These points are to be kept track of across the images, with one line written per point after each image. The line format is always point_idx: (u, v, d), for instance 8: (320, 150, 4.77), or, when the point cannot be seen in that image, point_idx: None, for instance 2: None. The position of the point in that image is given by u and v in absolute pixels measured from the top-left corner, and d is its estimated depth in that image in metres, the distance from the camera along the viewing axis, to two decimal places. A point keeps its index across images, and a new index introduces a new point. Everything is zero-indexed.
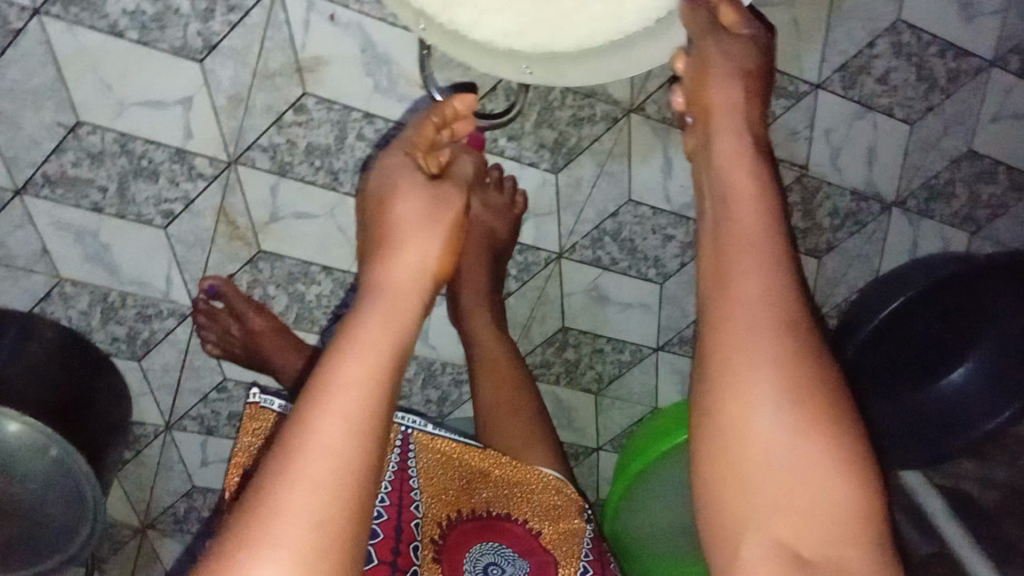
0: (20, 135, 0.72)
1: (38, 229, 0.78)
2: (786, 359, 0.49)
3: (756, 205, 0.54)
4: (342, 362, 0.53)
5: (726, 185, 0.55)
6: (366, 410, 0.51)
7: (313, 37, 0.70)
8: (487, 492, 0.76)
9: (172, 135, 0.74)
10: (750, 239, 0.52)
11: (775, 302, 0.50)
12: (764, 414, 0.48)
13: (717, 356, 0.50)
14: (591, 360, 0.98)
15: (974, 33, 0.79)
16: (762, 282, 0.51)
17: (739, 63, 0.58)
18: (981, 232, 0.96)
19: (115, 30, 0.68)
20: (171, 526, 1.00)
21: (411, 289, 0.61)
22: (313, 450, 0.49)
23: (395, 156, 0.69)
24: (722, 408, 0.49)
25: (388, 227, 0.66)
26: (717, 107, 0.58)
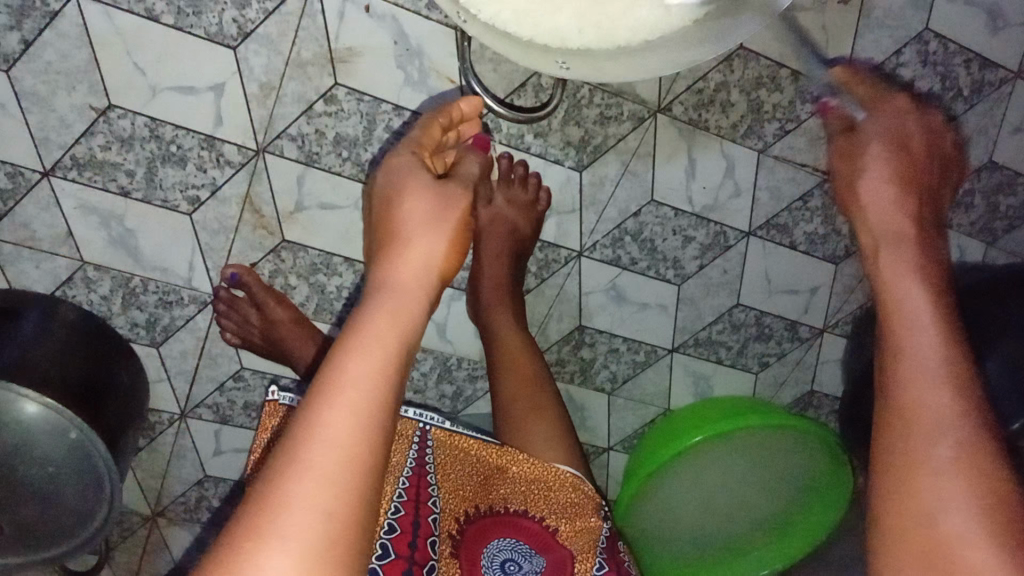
0: (51, 116, 0.72)
1: (63, 211, 0.78)
2: (958, 409, 0.46)
3: (913, 278, 0.53)
4: (348, 355, 0.51)
5: (891, 254, 0.56)
6: (375, 405, 0.49)
7: (348, 27, 0.71)
8: (506, 487, 0.76)
9: (202, 120, 0.74)
10: (915, 303, 0.51)
11: (945, 362, 0.48)
12: (938, 461, 0.45)
13: (894, 411, 0.49)
14: (606, 360, 0.98)
15: (998, 44, 0.81)
16: (929, 334, 0.50)
17: (892, 143, 0.61)
18: (997, 243, 0.96)
19: (151, 14, 0.68)
20: (181, 515, 1.00)
21: (414, 287, 0.60)
22: (319, 440, 0.46)
23: (402, 154, 0.69)
24: (895, 467, 0.47)
25: (394, 227, 0.65)
26: (868, 178, 0.61)
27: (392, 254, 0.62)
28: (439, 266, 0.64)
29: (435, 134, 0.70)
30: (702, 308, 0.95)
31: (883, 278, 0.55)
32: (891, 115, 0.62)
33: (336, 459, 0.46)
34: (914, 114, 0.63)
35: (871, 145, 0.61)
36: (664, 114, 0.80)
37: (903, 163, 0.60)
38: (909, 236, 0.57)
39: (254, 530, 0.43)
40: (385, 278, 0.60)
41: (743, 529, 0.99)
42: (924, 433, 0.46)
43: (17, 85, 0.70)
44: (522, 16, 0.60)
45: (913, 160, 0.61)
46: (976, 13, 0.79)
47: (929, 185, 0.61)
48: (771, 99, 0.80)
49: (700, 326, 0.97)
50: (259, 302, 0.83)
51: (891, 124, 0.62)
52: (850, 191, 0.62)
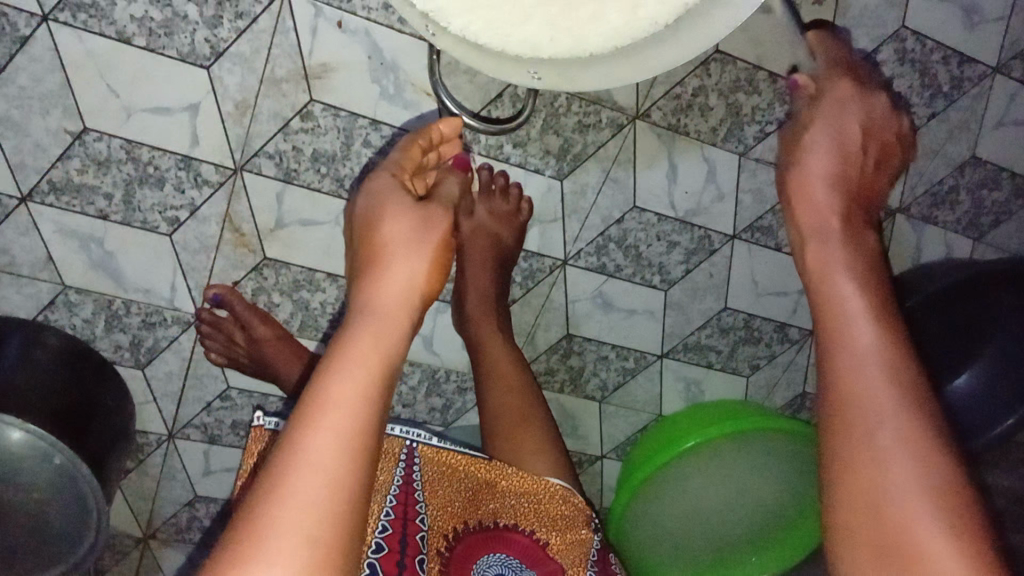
0: (27, 141, 0.72)
1: (42, 235, 0.77)
2: (910, 410, 0.49)
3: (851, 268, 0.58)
4: (330, 380, 0.52)
5: (817, 242, 0.61)
6: (355, 427, 0.50)
7: (321, 43, 0.71)
8: (494, 503, 0.75)
9: (178, 141, 0.74)
10: (848, 295, 0.55)
11: (882, 351, 0.51)
12: (891, 452, 0.47)
13: (836, 394, 0.51)
14: (595, 368, 0.98)
15: (976, 40, 0.81)
16: (866, 326, 0.53)
17: (835, 129, 0.65)
18: (983, 239, 0.96)
19: (123, 36, 0.68)
20: (173, 536, 0.99)
21: (399, 308, 0.61)
22: (301, 464, 0.48)
23: (382, 176, 0.69)
24: (849, 449, 0.49)
25: (376, 248, 0.65)
26: (809, 161, 0.65)
27: (377, 274, 0.63)
28: (423, 285, 0.65)
29: (415, 157, 0.70)
30: (690, 313, 0.95)
31: (814, 263, 0.60)
32: (835, 109, 0.66)
33: (320, 478, 0.47)
34: (858, 99, 0.67)
35: (813, 134, 0.66)
36: (643, 120, 0.80)
37: (844, 146, 0.65)
38: (838, 226, 0.62)
39: (235, 560, 0.44)
40: (370, 298, 0.61)
41: (753, 523, 0.97)
42: (870, 428, 0.49)
43: None
44: (495, 23, 0.61)
45: (852, 153, 0.65)
46: (953, 9, 0.79)
47: (866, 173, 0.66)
48: (750, 102, 0.80)
49: (689, 331, 0.96)
50: (243, 320, 0.82)
51: (842, 113, 0.66)
52: (789, 168, 0.67)
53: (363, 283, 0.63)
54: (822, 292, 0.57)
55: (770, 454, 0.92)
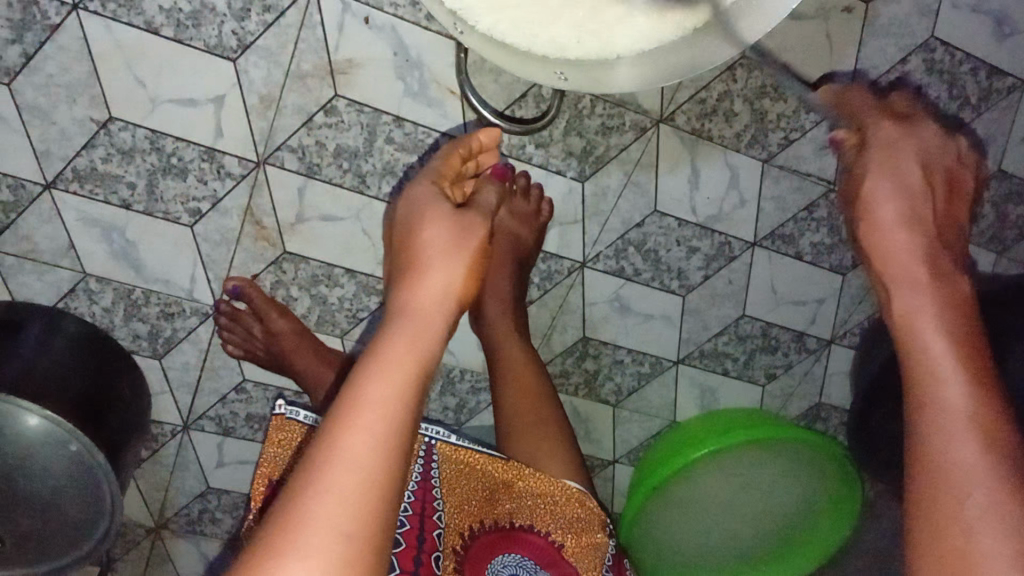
0: (52, 129, 0.72)
1: (65, 223, 0.78)
2: (998, 474, 0.48)
3: (942, 321, 0.56)
4: (369, 379, 0.52)
5: (896, 289, 0.61)
6: (393, 428, 0.50)
7: (347, 38, 0.71)
8: (511, 503, 0.74)
9: (202, 132, 0.74)
10: (939, 349, 0.55)
11: (978, 416, 0.50)
12: (981, 528, 0.46)
13: (920, 452, 0.51)
14: (610, 372, 0.97)
15: (1007, 52, 0.80)
16: (957, 385, 0.52)
17: (902, 177, 0.65)
18: (1007, 253, 0.95)
19: (151, 27, 0.69)
20: (184, 527, 0.99)
21: (435, 312, 0.61)
22: (338, 461, 0.48)
23: (421, 184, 0.70)
24: (933, 517, 0.48)
25: (416, 251, 0.66)
26: (878, 214, 0.65)
27: (416, 276, 0.63)
28: (460, 291, 0.64)
29: (453, 165, 0.72)
30: (708, 319, 0.94)
31: (901, 314, 0.59)
32: (883, 162, 0.66)
33: (355, 481, 0.47)
34: (916, 143, 0.67)
35: (871, 184, 0.66)
36: (667, 123, 0.80)
37: (915, 201, 0.64)
38: (923, 279, 0.60)
39: (273, 550, 0.44)
40: (408, 302, 0.61)
41: (773, 533, 0.97)
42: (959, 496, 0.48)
43: (19, 98, 0.71)
44: (521, 23, 0.60)
45: (920, 194, 0.64)
46: (984, 20, 0.78)
47: (941, 222, 0.65)
48: (775, 108, 0.80)
49: (705, 337, 0.96)
50: (263, 313, 0.83)
51: (901, 168, 0.65)
52: (859, 217, 0.66)
53: (401, 286, 0.63)
54: (911, 343, 0.57)
55: (800, 462, 0.91)
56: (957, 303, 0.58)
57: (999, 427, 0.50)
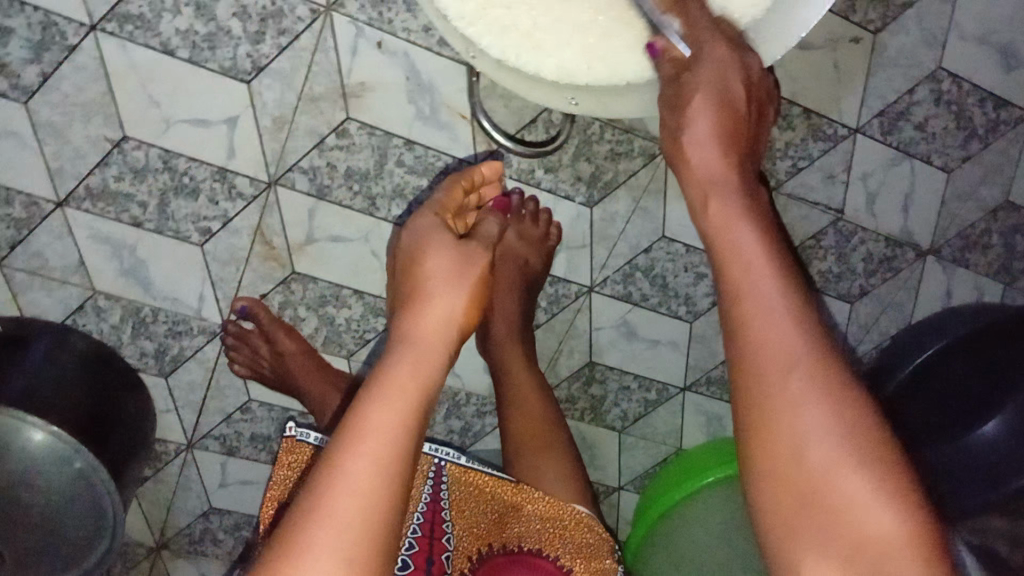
0: (67, 147, 0.73)
1: (76, 240, 0.78)
2: (807, 341, 0.43)
3: (752, 229, 0.47)
4: (371, 408, 0.53)
5: (703, 195, 0.53)
6: (394, 457, 0.51)
7: (360, 63, 0.72)
8: (518, 527, 0.73)
9: (215, 153, 0.75)
10: (749, 247, 0.46)
11: (793, 301, 0.44)
12: (805, 412, 0.41)
13: (749, 363, 0.43)
14: (616, 397, 0.97)
15: (1015, 84, 0.82)
16: (770, 279, 0.44)
17: (719, 86, 0.55)
18: (1014, 284, 0.95)
19: (167, 48, 0.70)
20: (185, 546, 0.99)
21: (438, 339, 0.61)
22: (341, 491, 0.49)
23: (424, 216, 0.71)
24: (760, 418, 0.42)
25: (420, 281, 0.66)
26: (694, 130, 0.55)
27: (416, 304, 0.64)
28: (462, 319, 0.65)
29: (457, 196, 0.72)
30: (714, 346, 0.94)
31: (715, 221, 0.50)
32: (713, 66, 0.56)
33: (355, 509, 0.48)
34: (738, 58, 0.56)
35: (699, 95, 0.55)
36: None
37: (727, 104, 0.55)
38: (733, 183, 0.52)
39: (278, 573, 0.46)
40: (408, 330, 0.61)
41: None
42: (781, 382, 0.42)
43: (35, 115, 0.71)
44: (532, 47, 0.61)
45: (739, 115, 0.56)
46: (990, 53, 0.79)
47: (751, 134, 0.57)
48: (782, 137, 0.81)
49: (712, 364, 0.96)
50: (271, 333, 0.83)
51: (726, 83, 0.55)
52: (672, 135, 0.57)
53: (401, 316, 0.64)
54: (721, 250, 0.48)
55: None
56: (753, 208, 0.50)
57: (810, 306, 0.44)
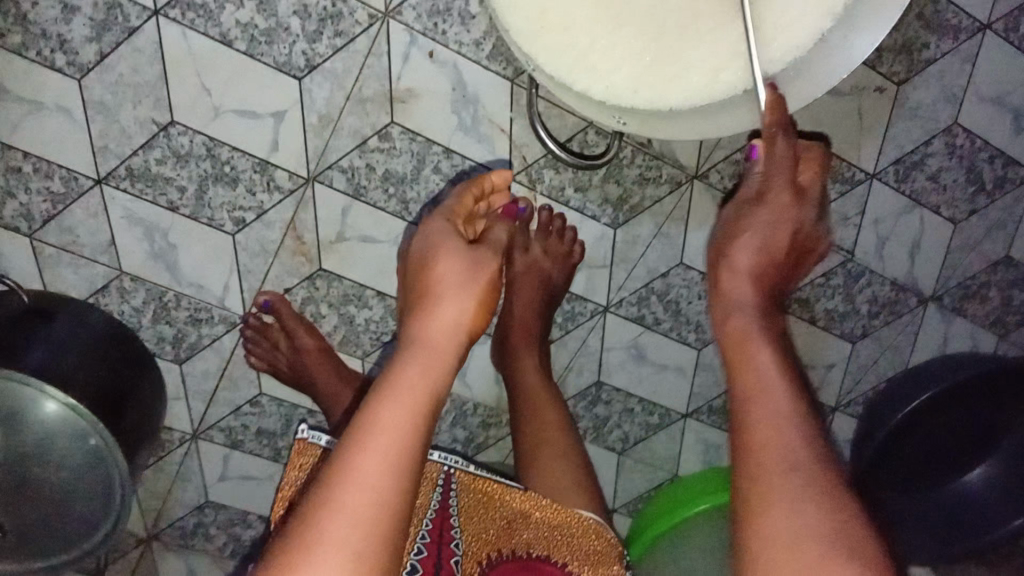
0: (114, 126, 0.74)
1: (109, 220, 0.79)
2: (808, 454, 0.46)
3: (767, 350, 0.52)
4: (381, 406, 0.55)
5: (733, 317, 0.56)
6: (403, 456, 0.53)
7: (410, 70, 0.75)
8: (530, 532, 0.73)
9: (259, 144, 0.76)
10: (767, 370, 0.51)
11: (789, 417, 0.48)
12: (801, 523, 0.44)
13: (753, 480, 0.47)
14: (620, 419, 0.98)
15: (1022, 145, 0.86)
16: (778, 386, 0.50)
17: (771, 234, 0.59)
18: (1007, 337, 1.00)
19: (225, 39, 0.71)
20: (175, 540, 0.97)
21: (447, 344, 0.62)
22: (349, 485, 0.50)
23: (438, 221, 0.72)
24: (761, 550, 0.44)
25: (430, 284, 0.66)
26: (736, 257, 0.59)
27: (425, 305, 0.65)
28: (472, 324, 0.65)
29: (467, 204, 0.74)
30: (719, 374, 0.97)
31: (740, 346, 0.53)
32: (776, 211, 0.59)
33: (363, 507, 0.50)
34: (797, 209, 0.60)
35: (747, 236, 0.59)
36: (701, 180, 0.84)
37: (772, 248, 0.58)
38: (756, 305, 0.56)
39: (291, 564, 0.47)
40: (416, 332, 0.63)
41: None
42: (779, 504, 0.45)
43: (87, 93, 0.73)
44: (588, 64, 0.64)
45: (778, 257, 0.59)
46: (1001, 114, 0.84)
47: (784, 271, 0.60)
48: None
49: (715, 393, 0.98)
50: (291, 326, 0.83)
51: (777, 226, 0.59)
52: (722, 259, 0.60)
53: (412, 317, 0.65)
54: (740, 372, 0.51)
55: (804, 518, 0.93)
56: (772, 339, 0.53)
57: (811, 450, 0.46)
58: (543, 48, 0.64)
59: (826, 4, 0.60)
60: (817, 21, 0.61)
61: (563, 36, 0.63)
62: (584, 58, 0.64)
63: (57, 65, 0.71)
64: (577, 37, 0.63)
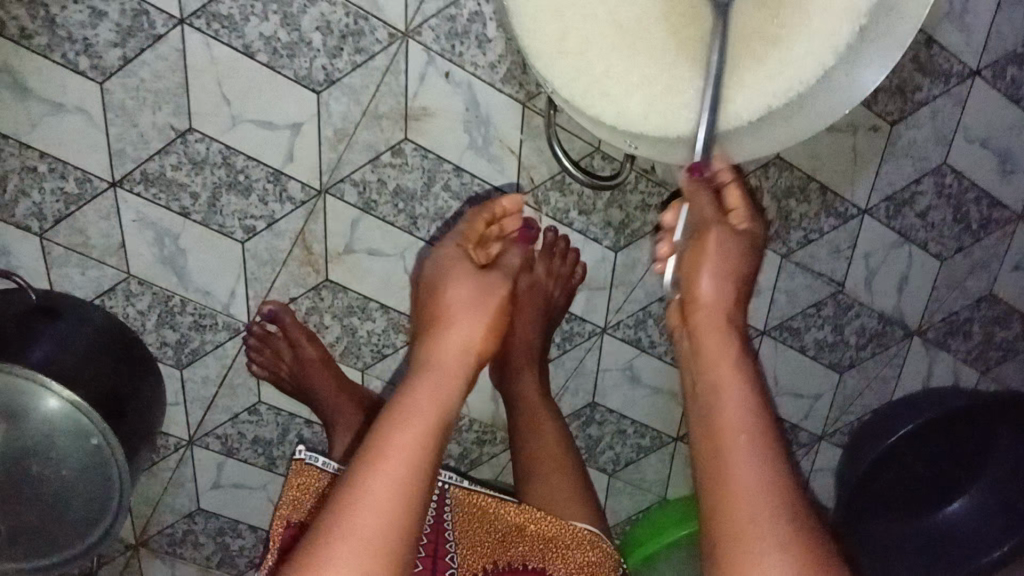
0: (132, 130, 0.76)
1: (121, 222, 0.80)
2: (775, 489, 0.53)
3: (738, 374, 0.58)
4: (393, 428, 0.56)
5: (701, 342, 0.61)
6: (413, 476, 0.54)
7: (426, 89, 0.77)
8: (522, 546, 0.75)
9: (274, 154, 0.78)
10: (739, 405, 0.56)
11: (765, 445, 0.55)
12: (768, 552, 0.51)
13: (728, 500, 0.53)
14: (611, 441, 1.00)
15: (1006, 188, 0.91)
16: (741, 395, 0.57)
17: (729, 255, 0.63)
18: (988, 373, 1.03)
19: (247, 51, 0.73)
20: (163, 548, 0.97)
21: (457, 366, 0.64)
22: (358, 507, 0.52)
23: (449, 247, 0.74)
24: (728, 554, 0.52)
25: (441, 309, 0.69)
26: (698, 284, 0.63)
27: (439, 325, 0.67)
28: (480, 347, 0.67)
29: (478, 227, 0.74)
30: None
31: (709, 371, 0.59)
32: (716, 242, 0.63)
33: (373, 530, 0.51)
34: (737, 235, 0.65)
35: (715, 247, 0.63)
36: None
37: (728, 267, 0.63)
38: (723, 326, 0.61)
39: None
40: (430, 353, 0.65)
41: None
42: (752, 526, 0.52)
43: (107, 97, 0.74)
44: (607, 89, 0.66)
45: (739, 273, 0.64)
46: (988, 157, 0.88)
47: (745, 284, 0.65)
48: (799, 210, 0.87)
49: None
50: (296, 333, 0.84)
51: (727, 253, 0.63)
52: (681, 282, 0.64)
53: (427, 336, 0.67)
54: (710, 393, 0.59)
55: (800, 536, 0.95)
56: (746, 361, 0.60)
57: (784, 468, 0.54)
58: (559, 79, 0.67)
59: (828, 36, 0.63)
60: (821, 53, 0.63)
61: (577, 65, 0.66)
62: (598, 86, 0.66)
63: (80, 67, 0.72)
64: (592, 65, 0.66)
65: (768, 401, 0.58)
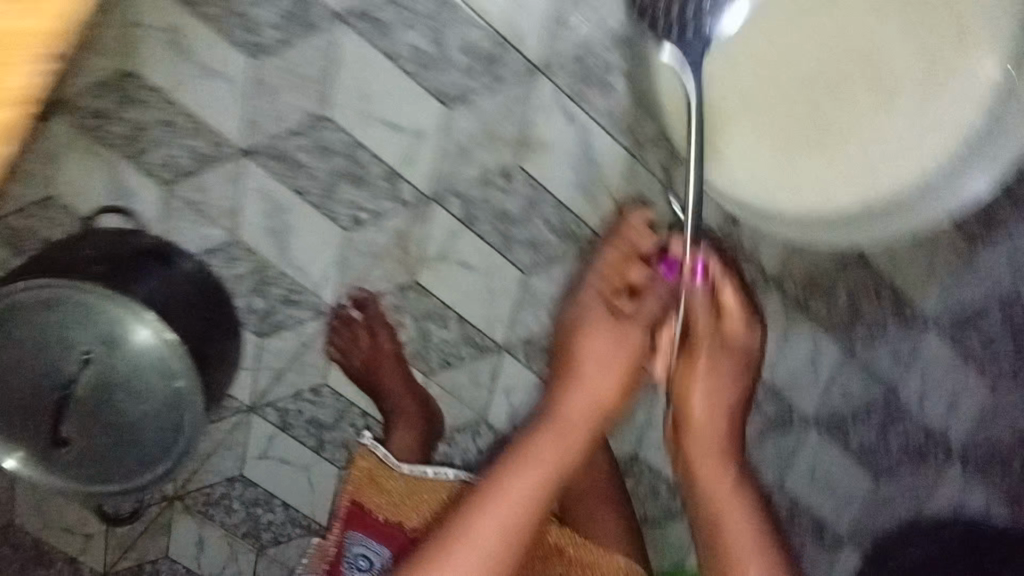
0: (270, 107, 0.80)
1: (242, 189, 0.84)
2: None
3: (744, 509, 0.64)
4: (509, 475, 0.61)
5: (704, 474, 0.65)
6: (519, 521, 0.60)
7: (548, 124, 0.81)
8: (561, 567, 0.77)
9: (395, 156, 0.83)
10: (741, 540, 0.63)
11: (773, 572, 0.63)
12: None
13: None
14: (643, 496, 1.02)
15: None
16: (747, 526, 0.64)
17: (714, 382, 0.64)
18: None
19: (394, 56, 0.78)
20: (199, 506, 1.00)
21: (582, 424, 0.63)
22: (467, 543, 0.59)
23: (591, 285, 0.68)
24: None
25: (575, 358, 0.65)
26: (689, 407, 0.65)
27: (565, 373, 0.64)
28: (607, 406, 0.64)
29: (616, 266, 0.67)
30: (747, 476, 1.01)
31: (717, 502, 0.65)
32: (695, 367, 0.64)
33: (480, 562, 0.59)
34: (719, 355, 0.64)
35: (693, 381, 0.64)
36: (777, 288, 0.90)
37: (717, 396, 0.64)
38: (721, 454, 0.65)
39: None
40: (556, 404, 0.64)
41: None
42: None
43: (256, 75, 0.78)
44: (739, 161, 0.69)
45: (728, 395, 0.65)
46: None
47: (742, 404, 0.67)
48: (869, 307, 0.92)
49: None
50: (380, 325, 0.90)
51: (715, 378, 0.64)
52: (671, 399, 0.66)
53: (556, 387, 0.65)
54: (717, 522, 0.64)
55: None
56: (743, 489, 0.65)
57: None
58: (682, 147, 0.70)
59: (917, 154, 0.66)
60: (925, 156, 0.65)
61: (702, 131, 0.69)
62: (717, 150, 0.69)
63: (236, 42, 0.76)
64: (719, 134, 0.68)
65: (770, 530, 0.65)
